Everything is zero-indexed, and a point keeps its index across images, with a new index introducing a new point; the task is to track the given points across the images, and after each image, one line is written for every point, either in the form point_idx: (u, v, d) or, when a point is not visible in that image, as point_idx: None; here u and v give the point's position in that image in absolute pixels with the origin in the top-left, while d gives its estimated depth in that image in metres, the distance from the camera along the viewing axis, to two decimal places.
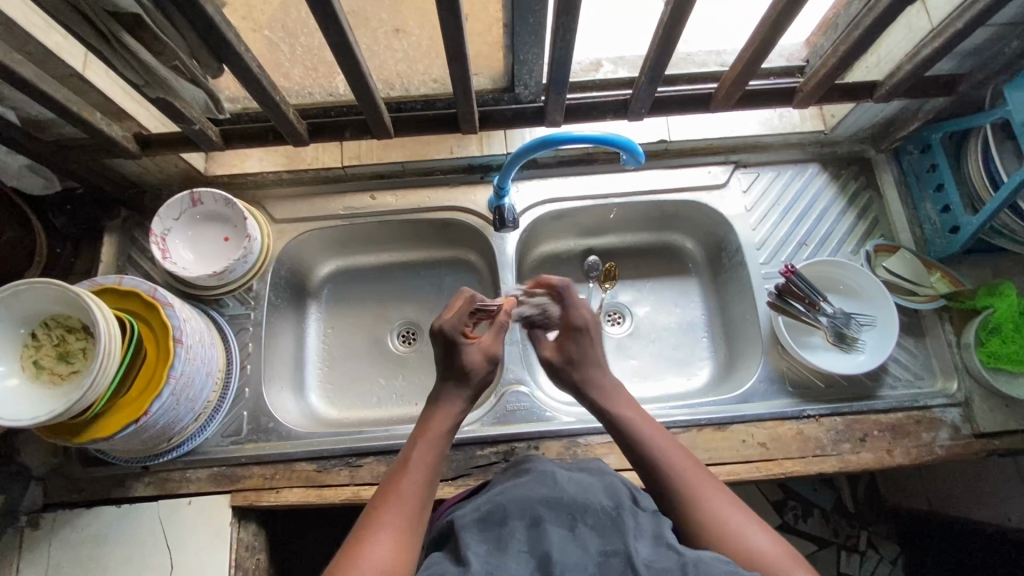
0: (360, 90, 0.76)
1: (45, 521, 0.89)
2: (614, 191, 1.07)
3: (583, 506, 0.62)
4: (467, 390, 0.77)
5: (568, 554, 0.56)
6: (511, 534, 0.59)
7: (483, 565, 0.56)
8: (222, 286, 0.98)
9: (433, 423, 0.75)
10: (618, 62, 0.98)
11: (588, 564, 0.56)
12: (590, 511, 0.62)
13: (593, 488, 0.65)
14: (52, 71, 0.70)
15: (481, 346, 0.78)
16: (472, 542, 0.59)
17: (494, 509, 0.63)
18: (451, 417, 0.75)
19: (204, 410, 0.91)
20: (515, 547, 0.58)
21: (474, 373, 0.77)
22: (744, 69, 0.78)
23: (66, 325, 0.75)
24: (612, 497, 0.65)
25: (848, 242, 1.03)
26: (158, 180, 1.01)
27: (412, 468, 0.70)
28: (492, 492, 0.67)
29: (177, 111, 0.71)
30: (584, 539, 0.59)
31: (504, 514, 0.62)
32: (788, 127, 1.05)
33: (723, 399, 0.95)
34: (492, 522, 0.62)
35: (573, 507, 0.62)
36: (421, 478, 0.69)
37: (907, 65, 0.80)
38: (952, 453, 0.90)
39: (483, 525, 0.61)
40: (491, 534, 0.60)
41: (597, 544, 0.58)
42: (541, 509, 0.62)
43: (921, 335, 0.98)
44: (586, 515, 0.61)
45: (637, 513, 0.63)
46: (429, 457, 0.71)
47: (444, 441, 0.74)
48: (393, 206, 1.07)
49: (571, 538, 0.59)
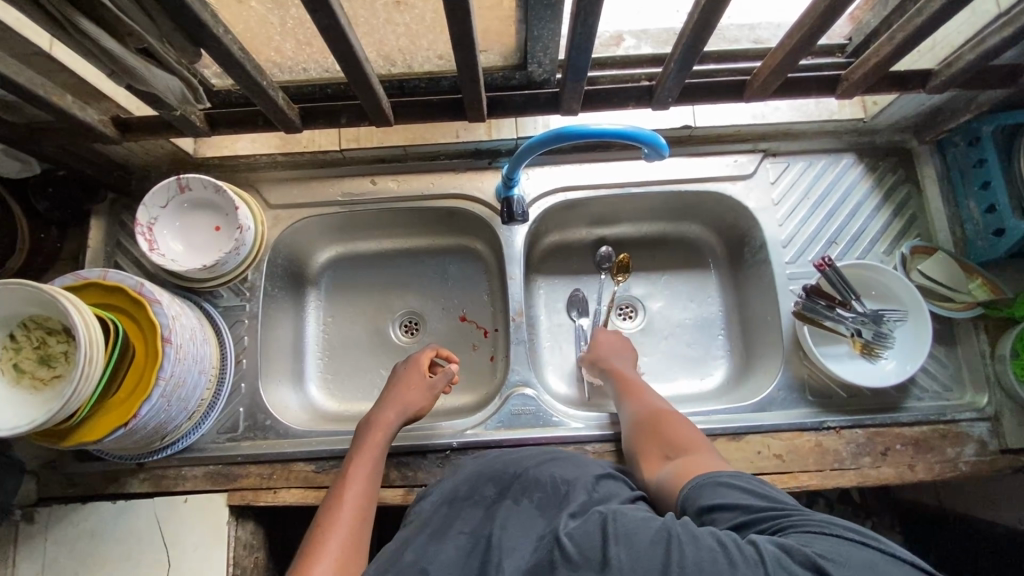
0: (357, 74, 0.68)
1: (40, 517, 0.87)
2: (631, 179, 0.99)
3: (532, 486, 0.67)
4: (403, 420, 0.85)
5: (506, 534, 0.60)
6: (462, 517, 0.66)
7: (430, 547, 0.62)
8: (215, 279, 0.92)
9: (370, 438, 0.81)
10: (641, 35, 0.89)
11: (523, 547, 0.58)
12: (537, 489, 0.67)
13: (544, 468, 0.70)
14: (14, 50, 0.63)
15: (420, 387, 0.88)
16: (427, 526, 0.67)
17: (454, 493, 0.71)
18: (387, 432, 0.82)
19: (198, 408, 0.88)
20: (459, 529, 0.64)
21: (415, 393, 0.87)
22: (790, 53, 0.69)
23: (46, 326, 0.71)
24: (569, 474, 0.69)
25: (881, 241, 0.96)
26: (144, 161, 0.95)
27: (353, 479, 0.76)
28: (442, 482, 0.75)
29: (154, 98, 0.65)
30: (527, 518, 0.62)
31: (461, 497, 0.69)
32: (825, 115, 0.96)
33: (739, 408, 0.90)
34: (449, 502, 0.70)
35: (521, 489, 0.67)
36: (361, 488, 0.75)
37: (969, 54, 0.71)
38: (978, 470, 0.86)
39: (442, 506, 0.69)
40: (443, 514, 0.68)
41: (539, 527, 0.60)
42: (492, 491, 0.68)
43: (953, 343, 0.92)
44: (534, 494, 0.66)
45: (588, 488, 0.66)
46: (366, 470, 0.77)
47: (378, 458, 0.80)
48: (396, 192, 1.00)
49: (514, 515, 0.63)
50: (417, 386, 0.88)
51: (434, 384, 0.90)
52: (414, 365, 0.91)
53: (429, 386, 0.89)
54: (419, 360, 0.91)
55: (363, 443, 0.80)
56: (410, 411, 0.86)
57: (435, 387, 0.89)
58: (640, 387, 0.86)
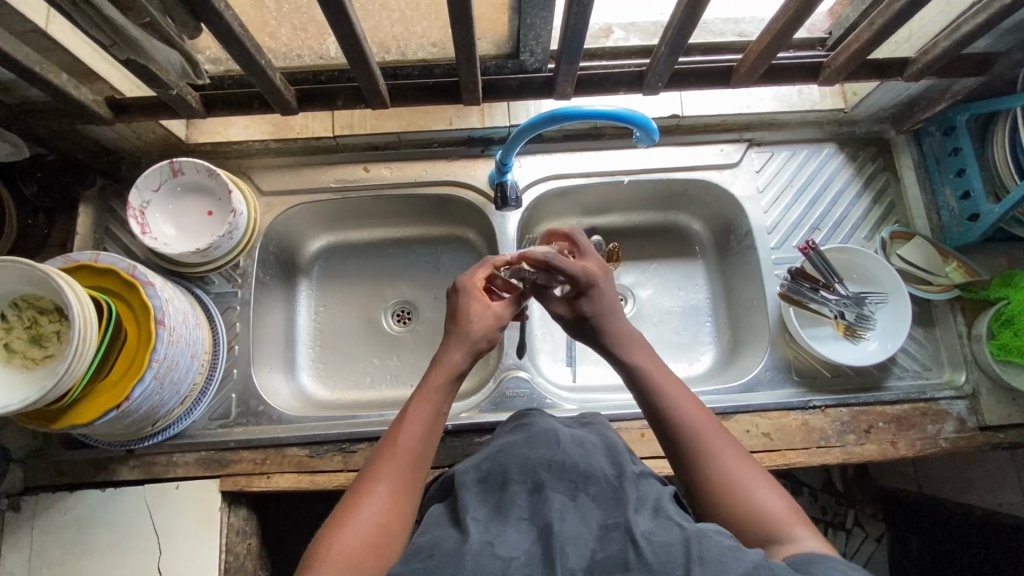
0: (355, 55, 0.69)
1: (27, 505, 0.86)
2: (621, 168, 1.01)
3: (584, 474, 0.59)
4: (468, 347, 0.71)
5: (568, 525, 0.53)
6: (511, 500, 0.57)
7: (482, 529, 0.53)
8: (206, 264, 0.93)
9: (431, 377, 0.69)
10: (630, 28, 0.91)
11: (588, 537, 0.52)
12: (591, 481, 0.59)
13: (593, 453, 0.63)
14: (11, 26, 0.63)
15: (490, 308, 0.74)
16: (473, 506, 0.57)
17: (496, 472, 0.61)
18: (451, 372, 0.69)
19: (191, 393, 0.87)
20: (514, 515, 0.55)
21: (476, 324, 0.73)
22: (773, 40, 0.72)
23: (38, 306, 0.71)
24: (613, 464, 0.62)
25: (862, 228, 0.99)
26: (135, 146, 0.94)
27: (410, 423, 0.65)
28: (496, 451, 0.65)
29: (151, 74, 0.65)
30: (585, 510, 0.56)
31: (506, 478, 0.60)
32: (807, 104, 1.00)
33: (727, 389, 0.93)
34: (492, 484, 0.60)
35: (574, 474, 0.59)
36: (419, 433, 0.65)
37: (944, 42, 0.74)
38: (957, 446, 0.89)
39: (483, 486, 0.60)
40: (489, 499, 0.58)
41: (599, 517, 0.55)
42: (542, 474, 0.59)
43: (931, 325, 0.96)
44: (588, 484, 0.58)
45: (637, 483, 0.60)
46: (427, 411, 0.66)
47: (442, 401, 0.68)
48: (388, 179, 1.01)
49: (571, 506, 0.55)
50: (481, 311, 0.74)
51: (501, 312, 0.75)
52: (473, 294, 0.75)
53: (494, 311, 0.74)
54: (475, 283, 0.76)
55: (423, 384, 0.68)
56: (477, 345, 0.72)
57: (502, 318, 0.75)
58: (686, 416, 0.66)
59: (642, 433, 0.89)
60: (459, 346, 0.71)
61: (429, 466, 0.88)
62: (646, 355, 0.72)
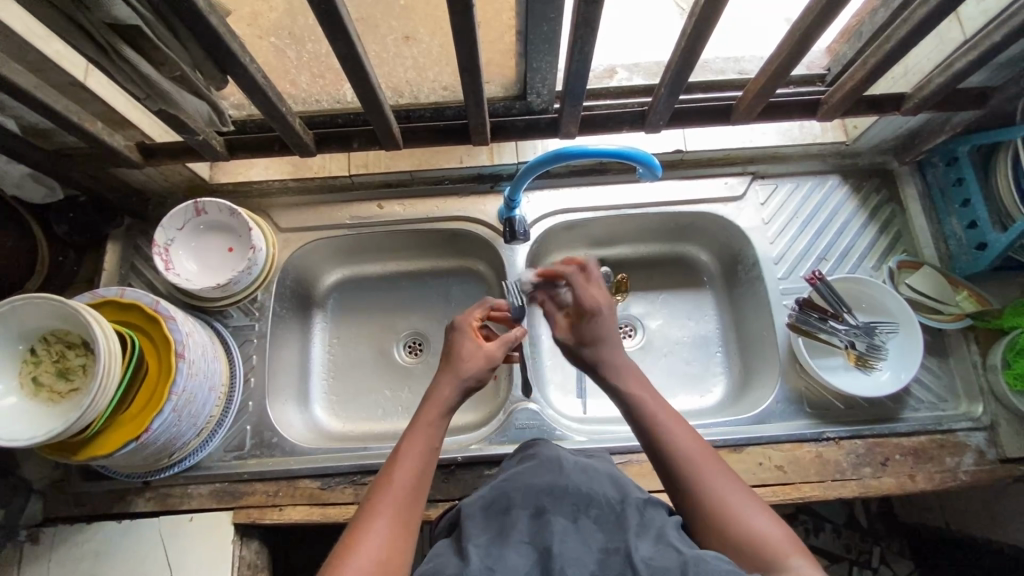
0: (370, 102, 0.74)
1: (46, 537, 0.87)
2: (627, 202, 1.04)
3: (586, 497, 0.60)
4: (460, 382, 0.73)
5: (568, 548, 0.54)
6: (512, 523, 0.58)
7: (482, 556, 0.54)
8: (226, 299, 0.97)
9: (422, 414, 0.71)
10: (633, 69, 0.96)
11: (588, 560, 0.53)
12: (592, 503, 0.60)
13: (596, 477, 0.63)
14: (52, 80, 0.68)
15: (482, 348, 0.76)
16: (476, 533, 0.58)
17: (500, 497, 0.62)
18: (440, 407, 0.71)
19: (206, 426, 0.89)
20: (517, 539, 0.56)
21: (467, 361, 0.75)
22: (771, 78, 0.75)
23: (65, 340, 0.74)
24: (617, 488, 0.63)
25: (868, 258, 1.00)
26: (162, 187, 0.99)
27: (403, 458, 0.66)
28: (499, 480, 0.66)
29: (180, 122, 0.70)
30: (585, 533, 0.56)
31: (509, 503, 0.60)
32: (809, 138, 1.02)
33: (738, 420, 0.92)
34: (495, 510, 0.61)
35: (576, 497, 0.60)
36: (414, 468, 0.66)
37: (939, 78, 0.76)
38: (977, 479, 0.87)
39: (487, 513, 0.60)
40: (493, 523, 0.59)
41: (599, 541, 0.56)
42: (544, 499, 0.60)
43: (945, 355, 0.95)
44: (589, 507, 0.59)
45: (642, 509, 0.60)
46: (423, 447, 0.68)
47: (433, 435, 0.69)
48: (402, 216, 1.04)
49: (572, 530, 0.56)
50: (471, 352, 0.76)
51: (493, 353, 0.77)
52: (467, 334, 0.78)
53: (486, 352, 0.76)
54: (467, 323, 0.80)
55: (415, 421, 0.70)
56: (467, 381, 0.73)
57: (493, 357, 0.76)
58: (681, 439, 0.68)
59: (653, 466, 0.89)
60: (453, 379, 0.73)
61: (439, 499, 0.88)
62: (637, 380, 0.74)
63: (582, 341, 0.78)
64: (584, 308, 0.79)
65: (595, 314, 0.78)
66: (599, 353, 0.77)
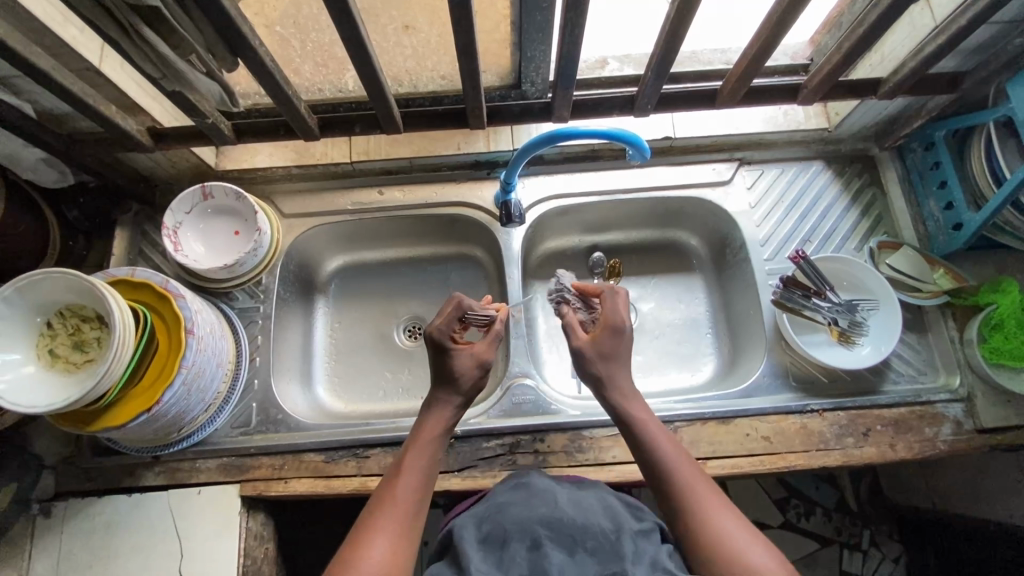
0: (374, 87, 0.77)
1: (58, 510, 0.90)
2: (619, 187, 1.07)
3: (582, 529, 0.63)
4: (457, 394, 0.78)
5: None
6: (511, 553, 0.60)
7: None
8: (230, 280, 0.99)
9: (421, 433, 0.75)
10: (624, 60, 1.00)
11: None
12: (589, 535, 0.62)
13: (591, 512, 0.66)
14: (69, 65, 0.72)
15: (473, 352, 0.79)
16: (476, 558, 0.60)
17: (497, 530, 0.64)
18: (442, 426, 0.76)
19: (215, 401, 0.92)
20: (518, 570, 0.59)
21: (465, 379, 0.77)
22: (752, 62, 0.79)
23: (81, 314, 0.77)
24: (611, 522, 0.65)
25: (851, 239, 1.04)
26: (170, 174, 1.03)
27: (406, 474, 0.70)
28: (492, 509, 0.68)
29: (191, 104, 0.73)
30: (582, 562, 0.59)
31: (507, 536, 0.63)
32: (792, 125, 1.06)
33: (727, 393, 0.96)
34: (493, 542, 0.63)
35: (572, 530, 0.63)
36: (415, 483, 0.70)
37: (911, 62, 0.81)
38: (955, 448, 0.91)
39: (485, 544, 0.63)
40: (491, 554, 0.61)
41: (596, 569, 0.59)
42: (541, 530, 0.62)
43: (924, 331, 0.99)
44: (586, 539, 0.62)
45: (635, 538, 0.64)
46: (423, 462, 0.72)
47: (436, 450, 0.74)
48: (401, 201, 1.08)
49: (570, 561, 0.59)
50: (462, 361, 0.78)
51: (484, 356, 0.79)
52: (451, 349, 0.78)
53: (474, 354, 0.78)
54: (442, 332, 0.79)
55: (417, 435, 0.74)
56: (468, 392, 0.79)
57: (485, 359, 0.79)
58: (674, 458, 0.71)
59: None
60: (450, 395, 0.77)
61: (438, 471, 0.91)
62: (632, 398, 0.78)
63: (599, 356, 0.79)
64: (608, 325, 0.80)
65: (618, 331, 0.79)
66: (613, 368, 0.79)
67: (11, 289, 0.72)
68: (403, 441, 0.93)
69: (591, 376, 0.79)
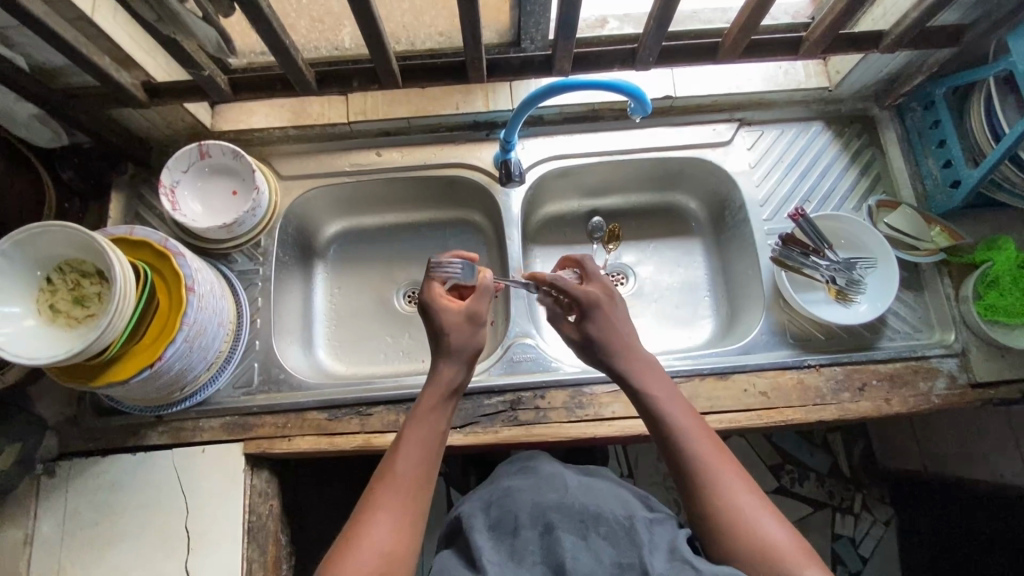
0: (372, 38, 0.76)
1: (62, 469, 0.91)
2: (619, 147, 1.07)
3: (595, 515, 0.65)
4: (455, 354, 0.77)
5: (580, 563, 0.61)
6: (523, 544, 0.65)
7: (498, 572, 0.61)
8: (228, 241, 1.00)
9: (422, 404, 0.74)
10: (624, 19, 0.99)
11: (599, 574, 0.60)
12: (602, 521, 0.65)
13: (605, 499, 0.69)
14: (62, 12, 0.71)
15: (465, 307, 0.78)
16: (487, 548, 0.65)
17: (508, 517, 0.69)
18: (441, 392, 0.75)
19: (216, 360, 0.92)
20: (530, 559, 0.63)
21: (457, 335, 0.77)
22: (753, 14, 0.78)
23: (80, 270, 0.77)
24: (625, 508, 0.68)
25: (849, 199, 1.04)
26: (165, 134, 1.02)
27: (403, 448, 0.70)
28: (502, 494, 0.73)
29: (187, 54, 0.72)
30: (595, 547, 0.62)
31: (517, 524, 0.67)
32: (793, 84, 1.05)
33: (725, 350, 0.97)
34: (505, 530, 0.68)
35: (584, 514, 0.66)
36: (416, 456, 0.70)
37: (912, 14, 0.81)
38: (949, 401, 0.92)
39: (497, 533, 0.68)
40: (503, 543, 0.66)
41: (611, 556, 0.61)
42: (552, 516, 0.66)
43: (921, 289, 1.00)
44: (599, 525, 0.64)
45: (650, 526, 0.66)
46: (423, 432, 0.72)
47: (437, 420, 0.73)
48: (399, 162, 1.07)
49: (582, 546, 0.62)
50: (453, 316, 0.77)
51: (477, 313, 0.79)
52: (442, 305, 0.78)
53: (465, 310, 0.78)
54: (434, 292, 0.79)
55: (418, 405, 0.74)
56: (468, 353, 0.77)
57: (477, 316, 0.78)
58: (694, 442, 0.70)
59: None
60: (448, 354, 0.76)
61: None
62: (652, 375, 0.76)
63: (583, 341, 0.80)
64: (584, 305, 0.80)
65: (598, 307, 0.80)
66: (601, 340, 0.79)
67: (9, 242, 0.71)
68: (406, 399, 0.94)
69: (594, 359, 0.80)
